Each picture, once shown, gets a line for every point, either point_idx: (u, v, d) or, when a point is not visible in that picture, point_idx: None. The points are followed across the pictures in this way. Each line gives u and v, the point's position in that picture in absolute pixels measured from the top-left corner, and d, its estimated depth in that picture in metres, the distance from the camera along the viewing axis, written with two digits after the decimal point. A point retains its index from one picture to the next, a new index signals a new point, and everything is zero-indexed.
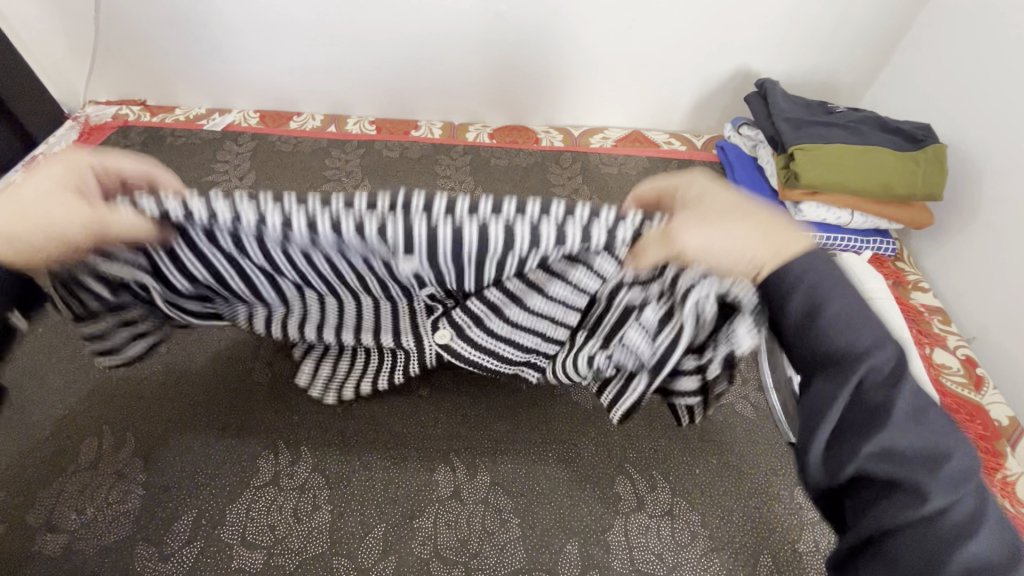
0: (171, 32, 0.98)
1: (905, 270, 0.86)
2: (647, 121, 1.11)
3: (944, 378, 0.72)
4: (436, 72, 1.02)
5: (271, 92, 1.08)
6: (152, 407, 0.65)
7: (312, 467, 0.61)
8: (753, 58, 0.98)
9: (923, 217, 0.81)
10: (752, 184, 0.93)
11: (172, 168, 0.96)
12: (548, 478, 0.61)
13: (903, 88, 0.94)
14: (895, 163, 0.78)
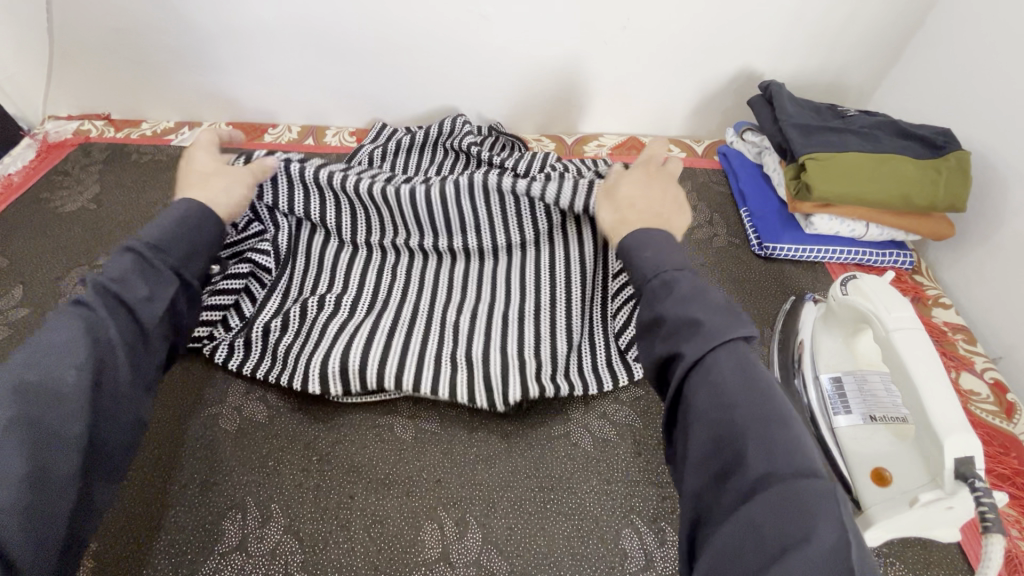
0: (133, 41, 0.91)
1: (924, 285, 0.80)
2: (644, 127, 1.04)
3: (973, 405, 0.67)
4: (420, 79, 0.96)
5: (244, 104, 1.01)
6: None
7: (284, 528, 0.55)
8: (754, 59, 0.92)
9: (943, 229, 0.75)
10: (758, 195, 0.87)
11: (136, 189, 0.88)
12: (545, 534, 0.55)
13: (915, 91, 0.89)
14: (916, 172, 0.72)
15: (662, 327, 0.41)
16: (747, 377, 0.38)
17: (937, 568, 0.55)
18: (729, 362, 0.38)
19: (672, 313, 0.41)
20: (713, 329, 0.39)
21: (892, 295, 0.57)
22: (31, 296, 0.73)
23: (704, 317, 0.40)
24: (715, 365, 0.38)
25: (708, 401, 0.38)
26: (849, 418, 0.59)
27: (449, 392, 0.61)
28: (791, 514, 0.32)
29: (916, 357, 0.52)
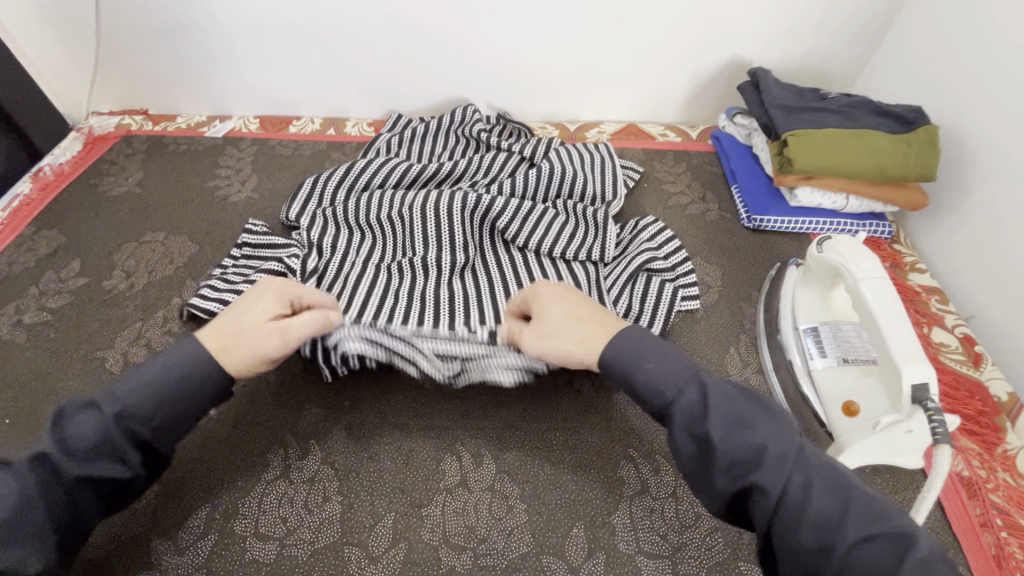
0: (172, 40, 1.00)
1: (902, 252, 0.87)
2: (642, 115, 1.12)
3: (942, 355, 0.73)
4: (433, 73, 1.04)
5: (271, 98, 1.10)
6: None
7: (321, 460, 0.62)
8: (743, 48, 0.99)
9: (917, 198, 0.82)
10: (748, 172, 0.94)
11: (176, 175, 0.96)
12: (552, 464, 0.62)
13: (895, 73, 0.95)
14: (889, 146, 0.79)
15: (723, 463, 0.45)
16: (832, 489, 0.43)
17: (902, 492, 0.61)
18: (796, 472, 0.43)
19: (733, 449, 0.45)
20: (776, 449, 0.44)
21: (861, 251, 0.64)
22: (88, 268, 0.81)
23: (766, 442, 0.44)
24: (802, 493, 0.43)
25: (807, 528, 0.42)
26: (825, 361, 0.65)
27: (465, 371, 0.66)
28: None
29: (879, 301, 0.59)
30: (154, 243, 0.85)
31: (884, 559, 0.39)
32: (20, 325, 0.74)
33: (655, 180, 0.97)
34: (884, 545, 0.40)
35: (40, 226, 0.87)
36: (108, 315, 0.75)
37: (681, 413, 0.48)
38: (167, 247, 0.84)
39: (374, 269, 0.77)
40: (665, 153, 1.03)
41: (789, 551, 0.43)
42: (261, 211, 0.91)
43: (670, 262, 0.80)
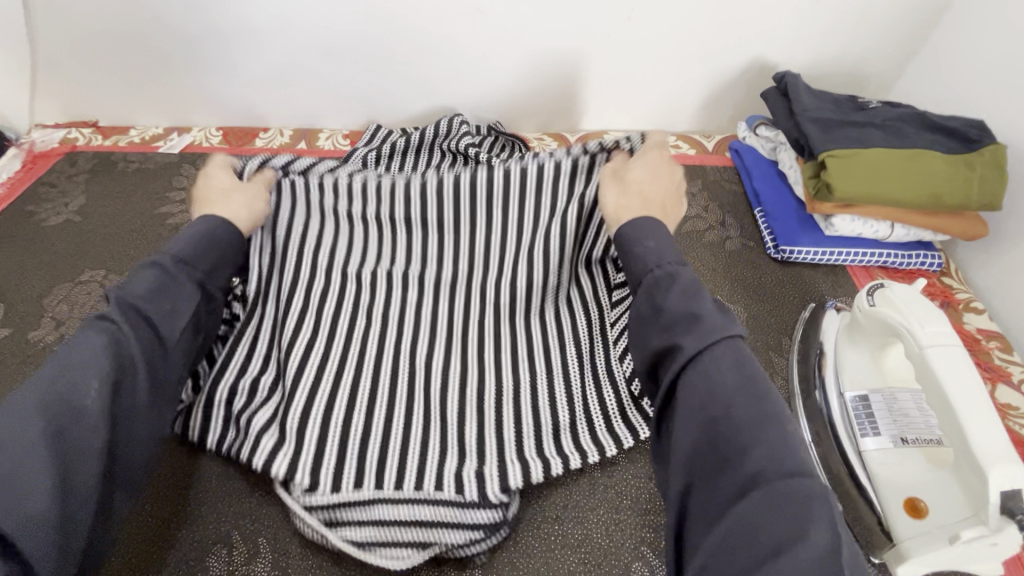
0: (118, 43, 0.88)
1: (954, 289, 0.75)
2: (651, 124, 0.99)
3: (1011, 421, 0.62)
4: (415, 79, 0.92)
5: (234, 108, 0.98)
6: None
7: (273, 565, 0.52)
8: (767, 50, 0.87)
9: (975, 228, 0.70)
10: (774, 193, 0.82)
11: (124, 199, 0.85)
12: (548, 567, 0.53)
13: (943, 78, 0.83)
14: (946, 168, 0.67)
15: (663, 321, 0.43)
16: (743, 375, 0.39)
17: None
18: (728, 347, 0.40)
19: (674, 308, 0.42)
20: (707, 324, 0.41)
21: (924, 306, 0.52)
22: (12, 316, 0.70)
23: (705, 314, 0.41)
24: (713, 361, 0.39)
25: (700, 394, 0.39)
26: (878, 441, 0.54)
27: (437, 469, 0.54)
28: (782, 517, 0.32)
29: (954, 377, 0.47)
30: (91, 284, 0.74)
31: (753, 431, 0.36)
32: None
33: None
34: (758, 424, 0.36)
35: None
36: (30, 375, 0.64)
37: (651, 281, 0.45)
38: (106, 289, 0.73)
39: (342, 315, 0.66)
40: None
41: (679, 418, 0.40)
42: None
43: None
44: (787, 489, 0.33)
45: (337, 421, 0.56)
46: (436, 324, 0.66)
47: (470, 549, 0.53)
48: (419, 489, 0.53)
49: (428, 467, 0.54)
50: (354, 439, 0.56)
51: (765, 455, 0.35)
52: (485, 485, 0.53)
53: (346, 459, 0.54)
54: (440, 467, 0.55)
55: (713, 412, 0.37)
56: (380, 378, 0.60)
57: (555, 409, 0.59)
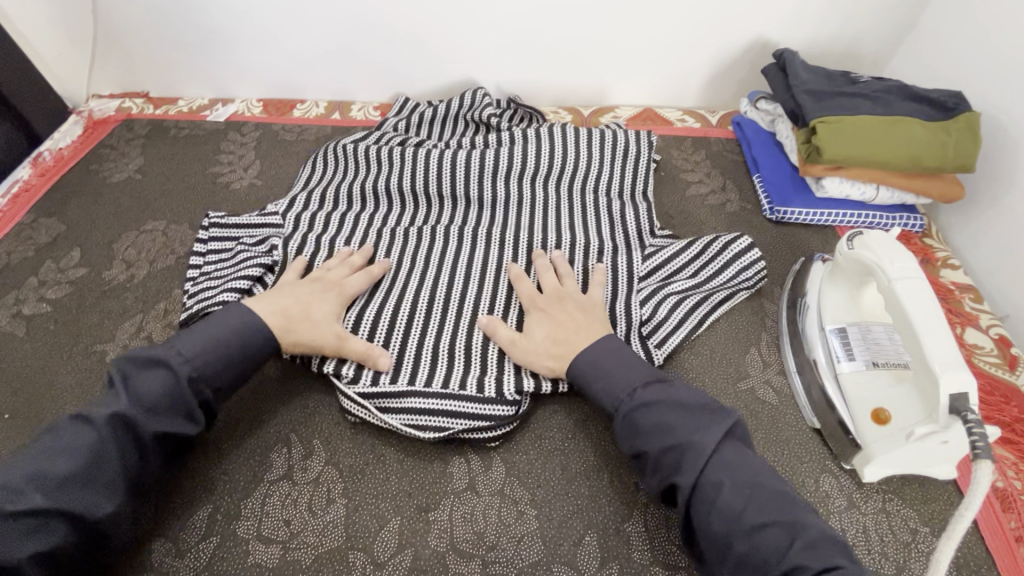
0: (171, 21, 0.96)
1: (934, 247, 0.82)
2: (659, 99, 1.07)
3: (976, 358, 0.70)
4: (442, 55, 0.99)
5: (274, 81, 1.06)
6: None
7: (325, 461, 0.60)
8: (768, 29, 0.94)
9: (952, 191, 0.77)
10: (771, 162, 0.89)
11: (177, 160, 0.94)
12: (563, 468, 0.60)
13: (933, 55, 0.89)
14: (926, 133, 0.74)
15: (653, 464, 0.52)
16: (742, 486, 0.48)
17: (933, 504, 0.58)
18: (720, 464, 0.50)
19: (655, 450, 0.52)
20: (697, 447, 0.50)
21: (896, 248, 0.60)
22: (89, 258, 0.79)
23: (685, 442, 0.50)
24: (716, 485, 0.48)
25: (718, 516, 0.48)
26: (852, 364, 0.62)
27: (466, 372, 0.64)
28: None
29: (916, 303, 0.55)
30: (155, 232, 0.82)
31: (779, 544, 0.45)
32: (19, 317, 0.72)
33: (672, 168, 0.93)
34: (781, 534, 0.46)
35: (38, 214, 0.85)
36: (109, 306, 0.73)
37: (624, 414, 0.54)
38: (169, 236, 0.82)
39: (382, 253, 0.75)
40: (683, 140, 0.98)
41: (709, 540, 0.48)
42: (263, 199, 0.88)
43: (695, 276, 0.73)
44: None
45: (383, 331, 0.67)
46: (469, 260, 0.75)
47: (485, 432, 0.61)
48: (447, 386, 0.63)
49: (456, 369, 0.65)
50: (395, 349, 0.66)
51: (797, 556, 0.44)
52: (502, 384, 0.63)
53: (389, 356, 0.65)
54: (465, 371, 0.64)
55: (740, 537, 0.46)
56: (419, 296, 0.71)
57: None
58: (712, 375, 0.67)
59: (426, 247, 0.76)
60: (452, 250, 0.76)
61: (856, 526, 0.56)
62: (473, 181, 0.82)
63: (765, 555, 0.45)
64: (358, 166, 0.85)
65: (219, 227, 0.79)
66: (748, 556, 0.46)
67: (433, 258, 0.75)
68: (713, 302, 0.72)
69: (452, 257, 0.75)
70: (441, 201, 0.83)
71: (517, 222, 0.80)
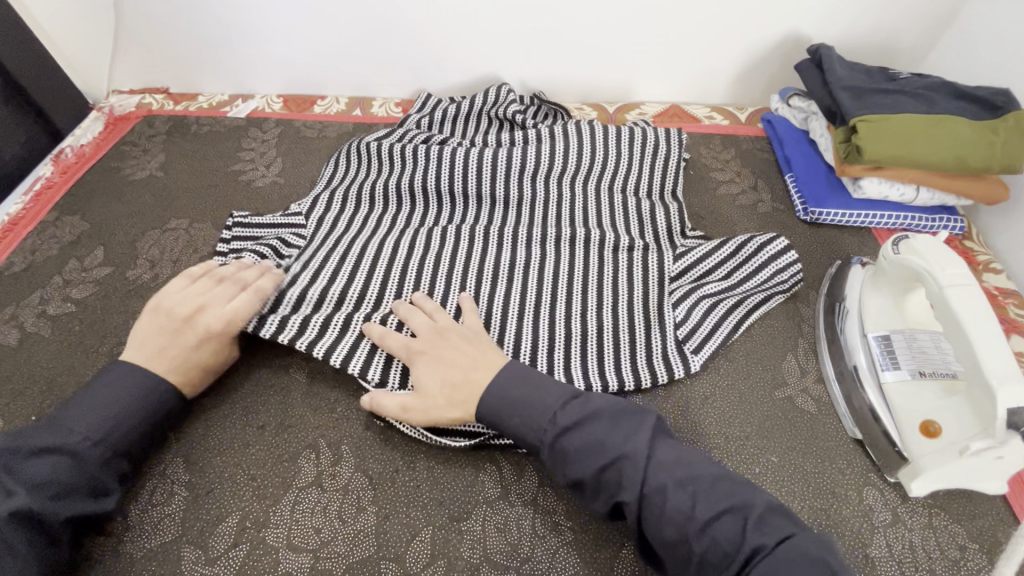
0: (192, 16, 0.95)
1: (975, 250, 0.80)
2: (687, 95, 1.04)
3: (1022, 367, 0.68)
4: (465, 51, 0.98)
5: (295, 77, 1.04)
6: (206, 407, 0.64)
7: (354, 467, 0.59)
8: (803, 23, 0.91)
9: (997, 192, 0.75)
10: (804, 161, 0.87)
11: (199, 157, 0.93)
12: None
13: (975, 50, 0.86)
14: (971, 133, 0.71)
15: (595, 489, 0.49)
16: (686, 483, 0.47)
17: (982, 520, 0.56)
18: (666, 469, 0.48)
19: (591, 472, 0.48)
20: (631, 457, 0.48)
21: (945, 253, 0.57)
22: (113, 257, 0.78)
23: (615, 456, 0.48)
24: (661, 489, 0.46)
25: (668, 522, 0.46)
26: (896, 373, 0.60)
27: None
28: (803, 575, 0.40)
29: (970, 312, 0.53)
30: (178, 231, 0.82)
31: (735, 532, 0.44)
32: (45, 317, 0.72)
33: (702, 167, 0.91)
34: (735, 521, 0.44)
35: (62, 213, 0.84)
36: (134, 307, 0.73)
37: (550, 446, 0.51)
38: (192, 235, 0.81)
39: (408, 253, 0.74)
40: (712, 138, 0.96)
41: (662, 546, 0.46)
42: (286, 197, 0.87)
43: (729, 278, 0.71)
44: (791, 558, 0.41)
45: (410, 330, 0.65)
46: (496, 261, 0.73)
47: (517, 440, 0.59)
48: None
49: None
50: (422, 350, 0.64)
51: (753, 538, 0.43)
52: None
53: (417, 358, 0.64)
54: None
55: (695, 537, 0.44)
56: (447, 301, 0.69)
57: (601, 337, 0.66)
58: (747, 382, 0.65)
59: (452, 248, 0.75)
60: (480, 252, 0.74)
61: (903, 542, 0.54)
62: (500, 180, 0.80)
63: (724, 548, 0.43)
64: (382, 165, 0.83)
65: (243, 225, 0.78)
66: (705, 557, 0.44)
67: (460, 260, 0.74)
68: (748, 305, 0.70)
69: (479, 258, 0.74)
70: (467, 201, 0.81)
71: (545, 222, 0.78)
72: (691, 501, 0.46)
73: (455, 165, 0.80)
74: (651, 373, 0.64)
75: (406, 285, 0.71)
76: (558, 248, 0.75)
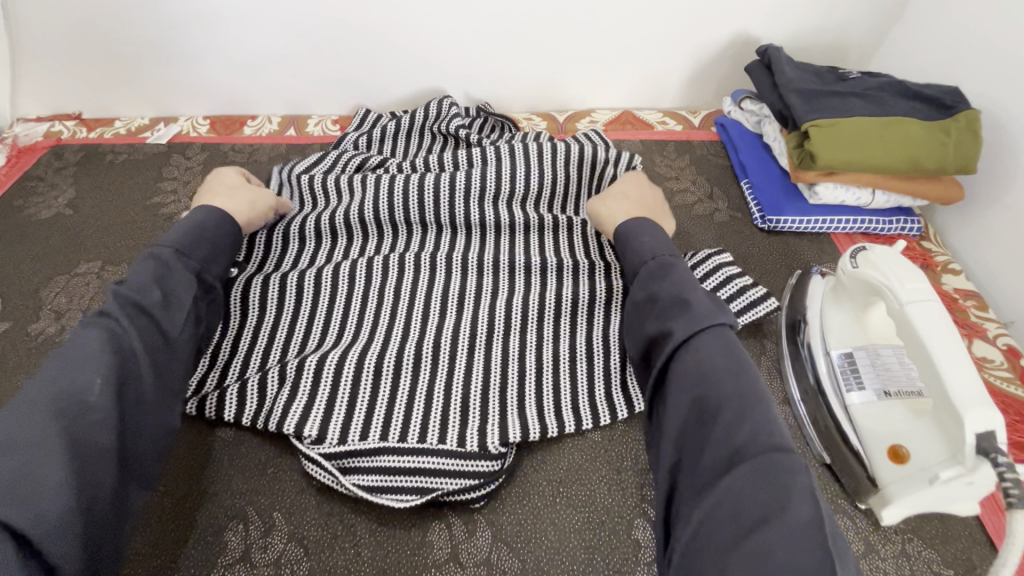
0: (102, 34, 0.87)
1: (932, 251, 0.78)
2: (638, 101, 1.00)
3: (986, 373, 0.66)
4: (403, 63, 0.92)
5: (222, 96, 0.97)
6: None
7: (287, 538, 0.53)
8: (750, 24, 0.88)
9: (951, 192, 0.73)
10: (759, 166, 0.84)
11: (114, 190, 0.85)
12: (555, 527, 0.54)
13: (922, 47, 0.85)
14: (923, 135, 0.70)
15: (657, 309, 0.52)
16: (730, 357, 0.46)
17: (956, 544, 0.53)
18: (716, 338, 0.48)
19: (665, 297, 0.52)
20: (701, 310, 0.49)
21: (904, 265, 0.55)
22: (13, 309, 0.70)
23: (694, 303, 0.50)
24: (705, 347, 0.47)
25: (693, 377, 0.47)
26: (862, 394, 0.57)
27: (443, 424, 0.58)
28: (765, 481, 0.39)
29: (932, 329, 0.50)
30: (88, 275, 0.74)
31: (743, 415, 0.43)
32: None
33: (656, 176, 0.87)
34: (750, 402, 0.44)
35: None
36: (34, 366, 0.65)
37: (649, 267, 0.57)
38: (104, 279, 0.73)
39: (345, 288, 0.69)
40: (665, 145, 0.92)
41: (674, 390, 0.48)
42: None
43: None
44: (768, 461, 0.40)
45: (348, 379, 0.61)
46: (442, 292, 0.69)
47: (467, 496, 0.55)
48: (423, 441, 0.57)
49: (432, 420, 0.58)
50: (362, 400, 0.59)
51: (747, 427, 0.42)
52: (485, 437, 0.57)
53: (355, 410, 0.59)
54: (443, 422, 0.58)
55: (701, 393, 0.45)
56: (387, 341, 0.64)
57: (556, 370, 0.62)
58: None
59: (393, 280, 0.69)
60: (423, 283, 0.69)
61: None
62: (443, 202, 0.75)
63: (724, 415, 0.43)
64: (314, 194, 0.76)
65: None
66: (698, 405, 0.45)
67: (402, 291, 0.69)
68: None
69: (422, 290, 0.69)
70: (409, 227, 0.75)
71: (492, 245, 0.73)
72: (723, 372, 0.46)
73: (393, 188, 0.74)
74: (610, 408, 0.60)
75: (344, 326, 0.66)
76: (507, 273, 0.71)
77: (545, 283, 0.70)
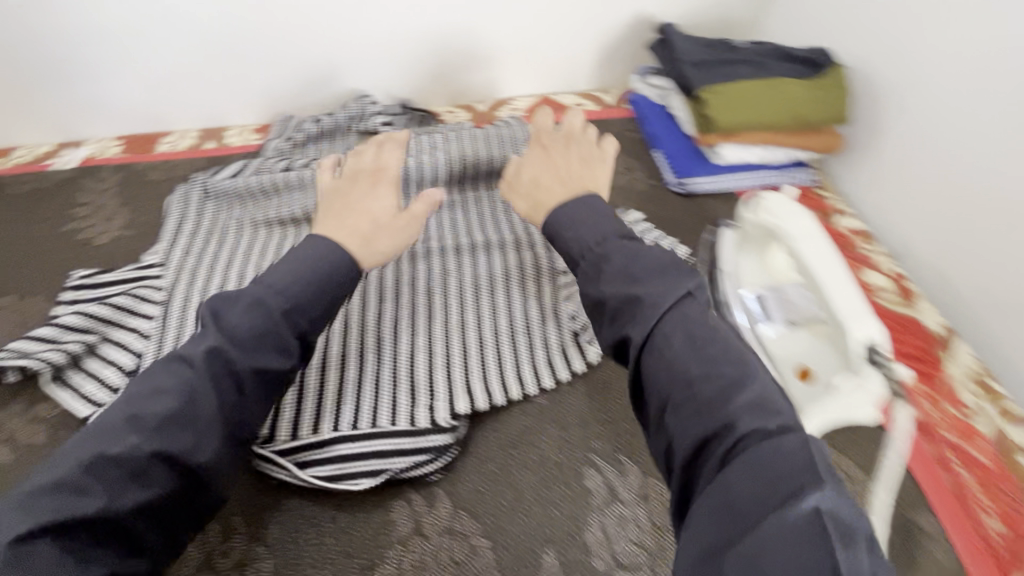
0: None
1: (826, 197, 0.87)
2: (554, 86, 1.05)
3: (876, 297, 0.74)
4: (318, 67, 0.92)
5: (130, 115, 0.93)
6: None
7: (250, 537, 0.54)
8: (645, 5, 0.94)
9: (835, 141, 0.82)
10: (669, 135, 0.90)
11: (22, 221, 0.81)
12: (510, 487, 0.57)
13: (797, 16, 0.93)
14: (804, 93, 0.78)
15: (609, 311, 0.46)
16: (693, 339, 0.41)
17: (865, 446, 0.60)
18: (676, 318, 0.43)
19: (611, 293, 0.46)
20: (651, 299, 0.44)
21: (792, 207, 0.61)
22: None
23: (646, 293, 0.44)
24: (668, 335, 0.42)
25: (665, 372, 0.41)
26: (772, 326, 0.64)
27: (393, 406, 0.59)
28: (766, 478, 0.33)
29: (819, 260, 0.56)
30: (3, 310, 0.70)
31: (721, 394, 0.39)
32: None
33: None
34: (726, 381, 0.39)
35: None
36: None
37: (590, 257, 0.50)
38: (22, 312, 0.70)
39: None
40: None
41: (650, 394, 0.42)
42: (135, 250, 0.78)
43: None
44: (765, 452, 0.34)
45: None
46: (377, 283, 0.70)
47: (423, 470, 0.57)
48: (374, 425, 0.58)
49: (380, 403, 0.60)
50: (308, 395, 0.60)
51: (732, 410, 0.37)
52: (434, 412, 0.59)
53: (302, 404, 0.59)
54: (391, 403, 0.60)
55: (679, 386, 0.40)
56: (327, 336, 0.65)
57: (495, 342, 0.65)
58: None
59: None
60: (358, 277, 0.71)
61: None
62: None
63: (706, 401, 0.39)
64: (241, 195, 0.77)
65: (82, 291, 0.69)
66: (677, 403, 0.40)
67: None
68: None
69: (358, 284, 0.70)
70: None
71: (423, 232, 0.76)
72: (693, 350, 0.41)
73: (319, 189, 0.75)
74: (550, 370, 0.64)
75: None
76: (439, 258, 0.73)
77: (477, 263, 0.72)
